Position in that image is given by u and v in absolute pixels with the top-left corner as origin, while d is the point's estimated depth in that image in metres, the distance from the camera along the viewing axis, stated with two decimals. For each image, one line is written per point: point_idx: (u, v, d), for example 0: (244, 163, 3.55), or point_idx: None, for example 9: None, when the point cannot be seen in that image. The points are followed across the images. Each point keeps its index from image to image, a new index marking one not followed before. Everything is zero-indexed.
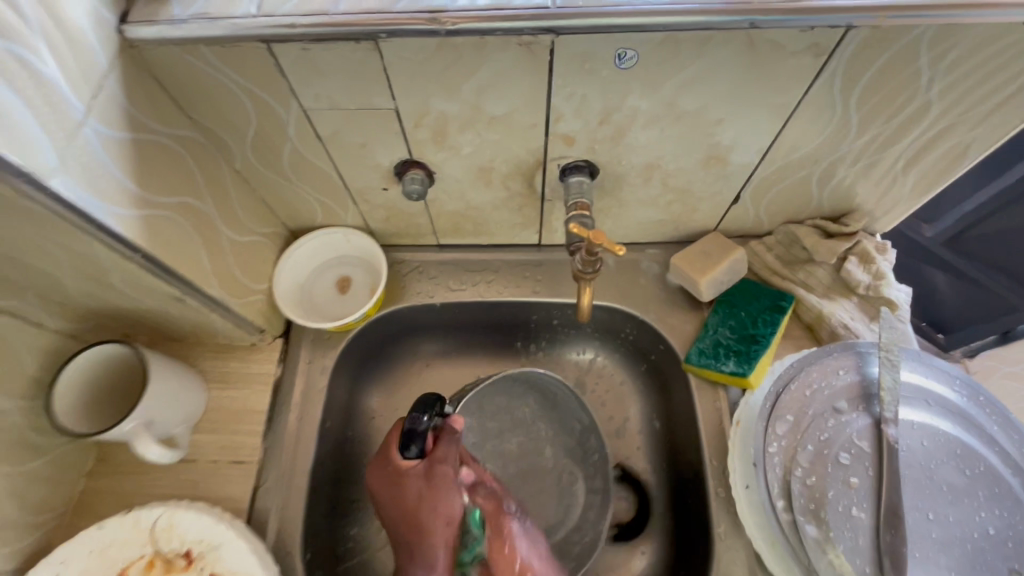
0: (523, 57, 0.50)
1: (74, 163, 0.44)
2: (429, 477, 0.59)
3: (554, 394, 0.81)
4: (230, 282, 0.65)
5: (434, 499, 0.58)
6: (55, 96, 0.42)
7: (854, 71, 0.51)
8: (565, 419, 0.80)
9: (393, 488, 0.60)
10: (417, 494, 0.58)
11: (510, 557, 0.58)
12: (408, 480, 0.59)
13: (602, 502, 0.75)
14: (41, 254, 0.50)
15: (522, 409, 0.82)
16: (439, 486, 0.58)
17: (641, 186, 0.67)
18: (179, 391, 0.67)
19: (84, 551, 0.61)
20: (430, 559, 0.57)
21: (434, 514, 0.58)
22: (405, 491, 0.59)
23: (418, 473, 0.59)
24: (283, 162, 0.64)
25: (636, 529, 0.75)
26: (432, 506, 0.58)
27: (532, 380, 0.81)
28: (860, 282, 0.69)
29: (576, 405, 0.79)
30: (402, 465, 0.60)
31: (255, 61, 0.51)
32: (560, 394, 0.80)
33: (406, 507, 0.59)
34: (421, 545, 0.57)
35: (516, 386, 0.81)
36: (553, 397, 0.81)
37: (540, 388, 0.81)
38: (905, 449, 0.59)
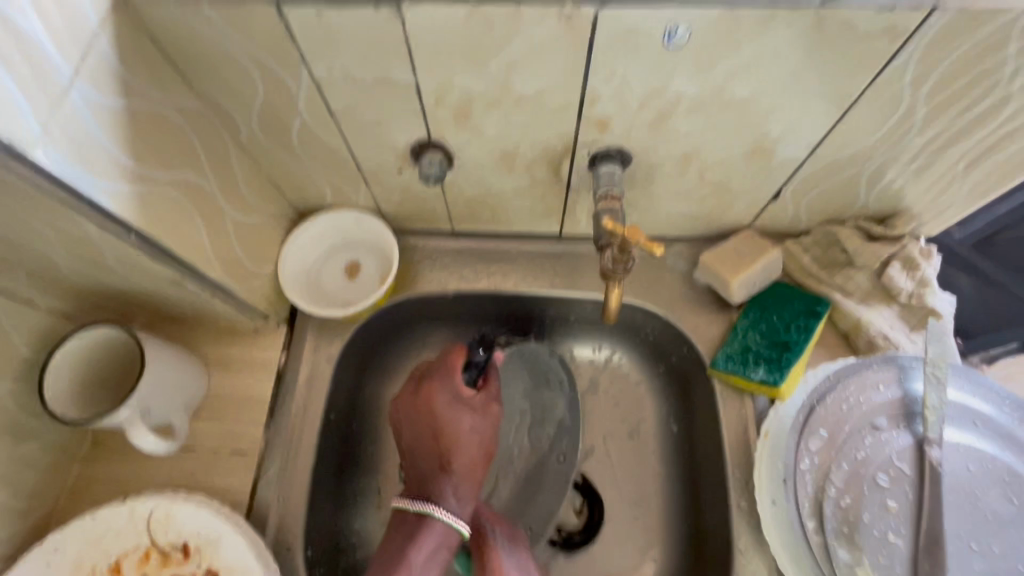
0: (560, 31, 0.45)
1: (61, 132, 0.40)
2: (483, 411, 0.65)
3: (549, 373, 0.79)
4: (232, 265, 0.61)
5: (482, 432, 0.64)
6: (38, 56, 0.38)
7: (928, 60, 0.46)
8: (546, 404, 0.79)
9: (445, 414, 0.63)
10: (470, 425, 0.64)
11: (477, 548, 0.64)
12: (465, 410, 0.64)
13: (554, 497, 0.74)
14: (26, 229, 0.47)
15: (512, 381, 0.79)
16: (489, 421, 0.65)
17: (675, 178, 0.62)
18: (177, 377, 0.63)
19: (78, 539, 0.59)
20: (464, 482, 0.63)
21: (478, 445, 0.64)
22: (458, 420, 0.63)
23: (472, 404, 0.64)
24: (292, 137, 0.59)
25: (580, 542, 0.72)
26: (479, 438, 0.64)
27: (534, 358, 0.80)
28: (902, 289, 0.64)
29: (564, 400, 0.79)
30: (461, 393, 0.64)
31: (264, 25, 0.45)
32: (556, 373, 0.79)
33: (455, 434, 0.63)
34: (459, 469, 0.63)
35: (518, 364, 0.79)
36: (546, 376, 0.79)
37: (538, 371, 0.80)
38: (949, 472, 0.57)
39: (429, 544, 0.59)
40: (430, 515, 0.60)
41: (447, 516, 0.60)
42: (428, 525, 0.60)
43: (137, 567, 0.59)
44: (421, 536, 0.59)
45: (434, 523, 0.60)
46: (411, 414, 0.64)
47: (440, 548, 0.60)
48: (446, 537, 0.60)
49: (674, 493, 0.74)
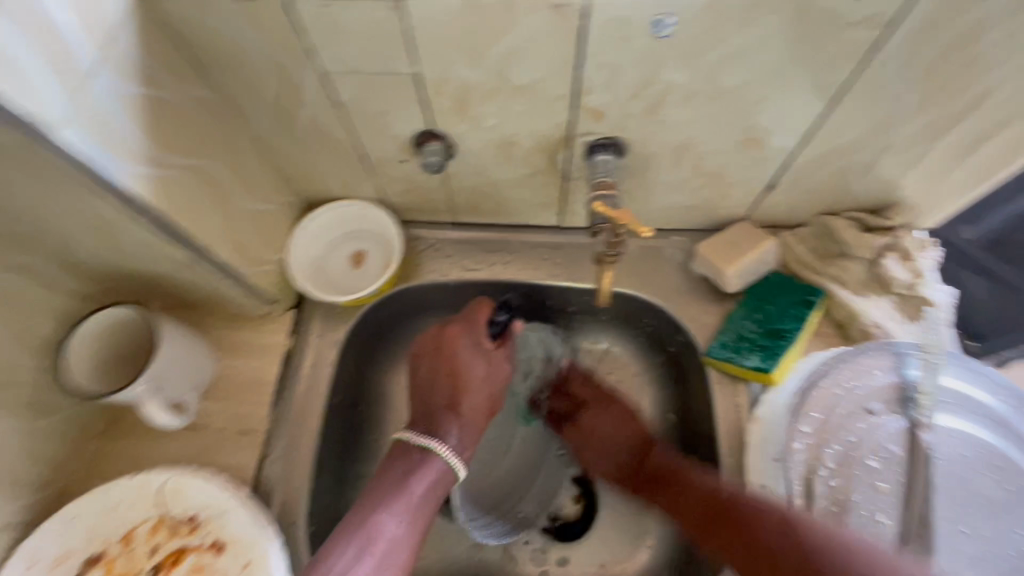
0: (553, 22, 0.47)
1: (86, 117, 0.43)
2: (497, 365, 0.68)
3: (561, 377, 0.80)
4: (242, 250, 0.64)
5: (491, 384, 0.67)
6: (67, 47, 0.41)
7: (913, 47, 0.47)
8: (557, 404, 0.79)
9: (463, 358, 0.66)
10: (483, 374, 0.67)
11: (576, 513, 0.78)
12: (482, 360, 0.67)
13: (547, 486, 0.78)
14: (50, 209, 0.49)
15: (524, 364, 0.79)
16: (500, 375, 0.68)
17: (670, 168, 0.64)
18: (189, 357, 0.66)
19: (93, 510, 0.62)
20: (469, 427, 0.66)
21: (487, 395, 0.67)
22: (473, 366, 0.66)
23: (489, 356, 0.67)
24: (300, 128, 0.62)
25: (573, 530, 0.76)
26: (489, 388, 0.67)
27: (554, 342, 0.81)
28: (898, 280, 0.65)
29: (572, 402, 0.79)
30: (482, 343, 0.67)
31: (273, 17, 0.48)
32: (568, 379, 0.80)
33: (470, 379, 0.66)
34: (467, 413, 0.66)
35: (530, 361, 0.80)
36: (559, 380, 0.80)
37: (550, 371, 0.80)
38: (941, 456, 0.58)
39: (429, 478, 0.62)
40: (434, 451, 0.63)
41: (448, 454, 0.64)
42: (430, 459, 0.63)
43: (148, 538, 0.61)
44: (424, 468, 0.62)
45: (434, 459, 0.63)
46: (432, 353, 0.67)
47: (437, 486, 0.62)
48: (443, 475, 0.63)
49: None
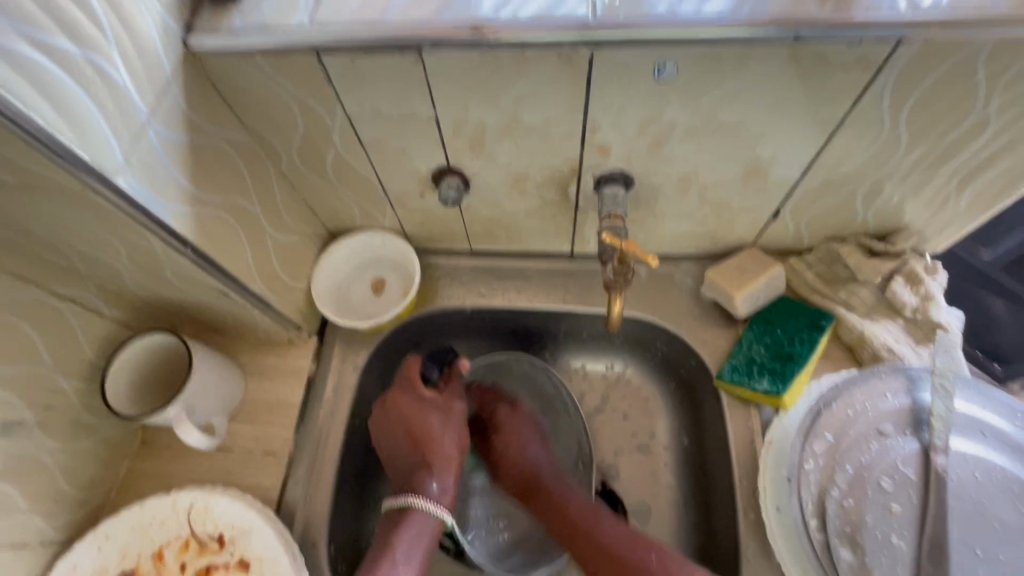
0: (562, 69, 0.51)
1: (139, 164, 0.47)
2: (448, 409, 0.71)
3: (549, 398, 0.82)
4: (271, 278, 0.68)
5: (451, 428, 0.71)
6: (126, 102, 0.45)
7: (905, 85, 0.50)
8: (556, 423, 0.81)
9: (415, 415, 0.69)
10: (439, 422, 0.70)
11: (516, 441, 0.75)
12: (431, 411, 0.70)
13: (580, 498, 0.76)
14: (102, 245, 0.54)
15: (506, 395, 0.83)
16: (455, 416, 0.71)
17: (677, 199, 0.67)
18: (220, 381, 0.69)
19: (126, 528, 0.64)
20: (443, 474, 0.68)
21: (451, 438, 0.70)
22: (428, 419, 0.69)
23: (438, 404, 0.71)
24: (327, 166, 0.66)
25: None
26: (450, 431, 0.71)
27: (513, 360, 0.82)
28: (906, 304, 0.66)
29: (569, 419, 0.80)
30: (425, 394, 0.71)
31: (306, 69, 0.53)
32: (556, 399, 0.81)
33: (430, 432, 0.69)
34: (439, 462, 0.69)
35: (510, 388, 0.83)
36: (548, 401, 0.82)
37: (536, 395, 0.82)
38: (956, 480, 0.57)
39: (411, 532, 0.64)
40: (413, 506, 0.65)
41: (429, 505, 0.66)
42: (411, 515, 0.65)
43: (177, 555, 0.64)
44: (405, 524, 0.64)
45: (417, 512, 0.65)
46: (385, 423, 0.71)
47: (423, 534, 0.64)
48: (426, 525, 0.65)
49: (685, 504, 0.75)
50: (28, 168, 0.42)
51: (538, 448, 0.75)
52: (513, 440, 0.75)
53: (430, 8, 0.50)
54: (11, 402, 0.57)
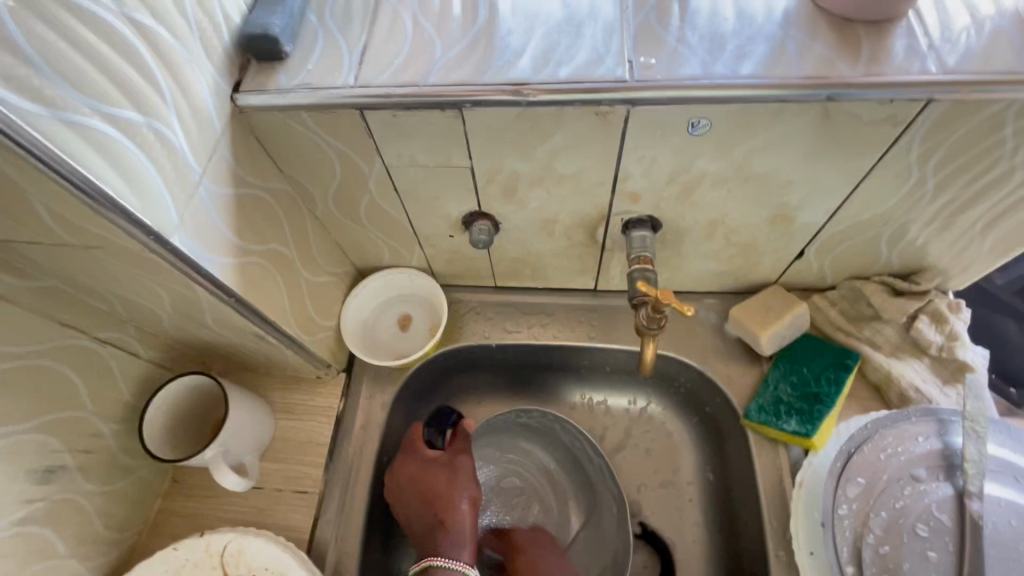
0: (598, 124, 0.52)
1: (191, 220, 0.49)
2: (454, 464, 0.73)
3: (572, 450, 0.81)
4: (304, 320, 0.69)
5: (460, 482, 0.72)
6: (182, 163, 0.47)
7: (933, 139, 0.51)
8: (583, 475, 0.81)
9: (422, 476, 0.72)
10: (445, 478, 0.71)
11: (535, 557, 0.73)
12: (436, 469, 0.72)
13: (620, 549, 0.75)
14: (148, 295, 0.56)
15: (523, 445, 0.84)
16: (462, 471, 0.73)
17: (703, 241, 0.68)
18: (253, 421, 0.70)
19: (160, 570, 0.65)
20: (459, 530, 0.69)
21: (461, 493, 0.71)
22: (433, 478, 0.71)
23: (442, 462, 0.73)
24: (360, 210, 0.68)
25: None
26: (461, 486, 0.72)
27: (525, 414, 0.81)
28: (932, 343, 0.67)
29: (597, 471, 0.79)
30: (430, 454, 0.73)
31: (348, 124, 0.55)
32: (580, 451, 0.80)
33: (438, 489, 0.71)
34: (450, 517, 0.69)
35: (523, 435, 0.84)
36: (571, 452, 0.81)
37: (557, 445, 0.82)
38: (992, 526, 0.57)
39: None
40: (431, 566, 0.66)
41: (448, 562, 0.66)
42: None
43: None
44: None
45: (438, 573, 0.65)
46: (398, 489, 0.73)
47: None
48: None
49: (712, 542, 0.75)
50: (90, 229, 0.44)
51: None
52: (536, 566, 0.72)
53: (470, 67, 0.52)
54: (53, 447, 0.58)
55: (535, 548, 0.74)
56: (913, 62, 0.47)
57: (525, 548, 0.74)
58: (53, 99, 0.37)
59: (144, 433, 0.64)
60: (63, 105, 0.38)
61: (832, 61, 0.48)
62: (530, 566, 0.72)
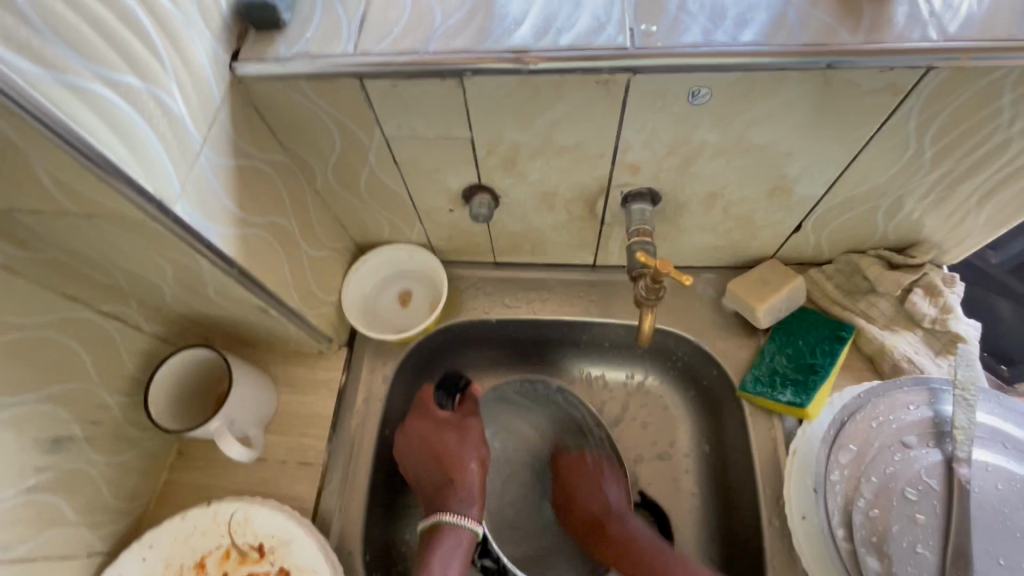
0: (599, 94, 0.52)
1: (192, 190, 0.49)
2: (464, 425, 0.75)
3: (577, 421, 0.83)
4: (306, 293, 0.70)
5: (471, 443, 0.74)
6: (182, 131, 0.47)
7: (932, 108, 0.51)
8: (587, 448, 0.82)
9: (433, 435, 0.73)
10: (456, 439, 0.74)
11: (596, 472, 0.78)
12: (447, 430, 0.74)
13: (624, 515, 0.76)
14: (150, 266, 0.56)
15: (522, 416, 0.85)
16: (472, 432, 0.75)
17: (702, 214, 0.68)
18: (256, 393, 0.71)
19: (168, 538, 0.66)
20: (469, 488, 0.71)
21: (471, 453, 0.74)
22: (445, 438, 0.73)
23: (453, 423, 0.75)
24: (361, 184, 0.68)
25: None
26: (471, 445, 0.74)
27: (530, 383, 0.85)
28: (925, 315, 0.68)
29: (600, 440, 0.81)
30: (441, 416, 0.75)
31: (348, 94, 0.54)
32: (585, 420, 0.82)
33: (449, 449, 0.73)
34: (461, 476, 0.72)
35: (523, 407, 0.85)
36: (576, 424, 0.83)
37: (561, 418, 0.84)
38: (978, 490, 0.59)
39: (446, 546, 0.66)
40: (442, 523, 0.68)
41: (460, 519, 0.68)
42: (441, 532, 0.67)
43: (219, 564, 0.66)
44: (439, 540, 0.67)
45: (448, 527, 0.68)
46: (406, 449, 0.74)
47: (459, 545, 0.67)
48: (461, 537, 0.67)
49: (708, 509, 0.77)
50: (93, 197, 0.44)
51: (613, 489, 0.76)
52: (593, 480, 0.77)
53: (471, 35, 0.51)
54: (60, 417, 0.59)
55: (592, 465, 0.78)
56: (914, 29, 0.47)
57: (585, 467, 0.78)
58: (54, 61, 0.37)
59: (151, 408, 0.65)
60: (64, 68, 0.38)
61: (833, 28, 0.48)
62: (581, 484, 0.77)
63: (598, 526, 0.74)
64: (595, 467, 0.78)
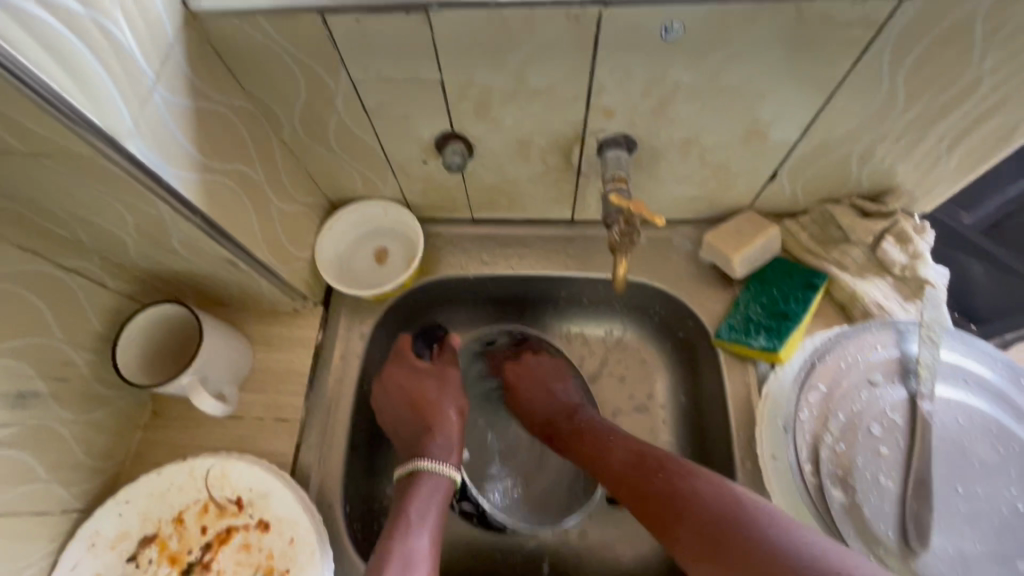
0: (570, 29, 0.51)
1: (146, 127, 0.47)
2: (443, 374, 0.77)
3: None
4: (277, 248, 0.68)
5: (449, 392, 0.75)
6: (132, 65, 0.45)
7: (905, 44, 0.51)
8: None
9: (412, 382, 0.74)
10: (436, 388, 0.75)
11: (534, 371, 0.82)
12: (426, 378, 0.75)
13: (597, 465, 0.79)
14: (108, 215, 0.54)
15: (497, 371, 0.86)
16: (450, 380, 0.77)
17: (678, 162, 0.68)
18: (229, 350, 0.70)
19: (146, 493, 0.66)
20: (447, 434, 0.72)
21: (450, 403, 0.75)
22: (424, 385, 0.74)
23: (431, 371, 0.76)
24: (330, 134, 0.66)
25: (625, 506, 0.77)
26: (448, 393, 0.75)
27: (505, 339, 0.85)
28: (895, 262, 0.69)
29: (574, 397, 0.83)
30: (420, 364, 0.76)
31: (309, 31, 0.52)
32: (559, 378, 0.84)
33: (428, 397, 0.74)
34: (440, 423, 0.72)
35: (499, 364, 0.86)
36: None
37: None
38: (940, 424, 0.61)
39: (421, 494, 0.66)
40: (421, 467, 0.68)
41: (435, 465, 0.69)
42: (419, 477, 0.67)
43: (197, 519, 0.66)
44: (415, 487, 0.66)
45: (426, 474, 0.68)
46: (383, 397, 0.75)
47: (437, 492, 0.67)
48: (437, 483, 0.68)
49: (683, 457, 0.79)
50: (38, 132, 0.42)
51: (556, 388, 0.80)
52: (527, 375, 0.81)
53: None
54: (24, 373, 0.58)
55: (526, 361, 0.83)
56: None
57: (525, 364, 0.82)
58: None
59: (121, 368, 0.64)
60: None
61: None
62: (528, 385, 0.81)
63: (547, 424, 0.77)
64: (532, 364, 0.82)
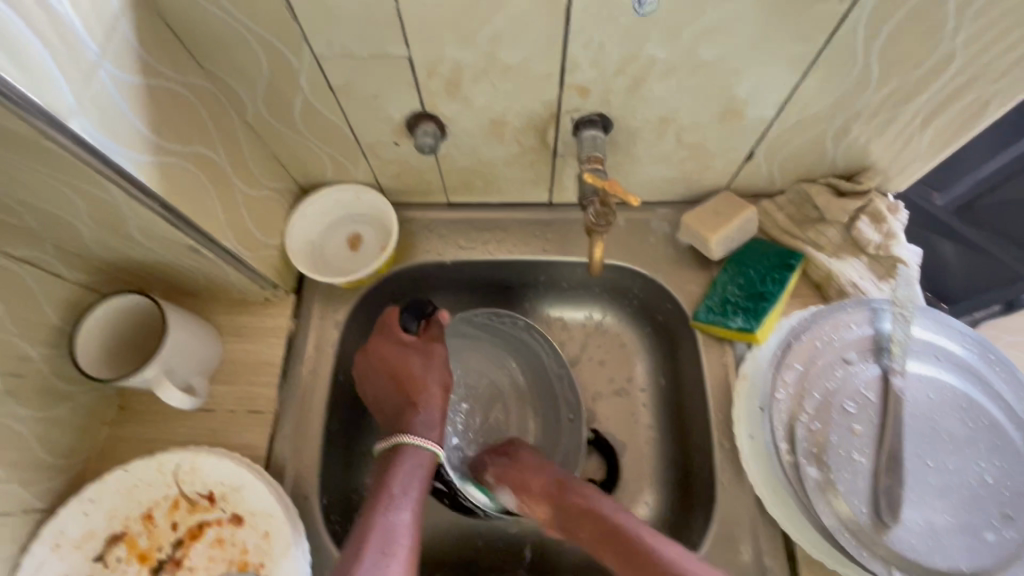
0: (541, 2, 0.49)
1: (91, 105, 0.44)
2: (428, 349, 0.73)
3: (539, 357, 0.82)
4: (243, 235, 0.66)
5: (434, 368, 0.72)
6: (72, 37, 0.42)
7: (879, 18, 0.51)
8: (547, 384, 0.82)
9: (396, 355, 0.71)
10: (420, 364, 0.72)
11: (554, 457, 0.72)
12: (410, 353, 0.72)
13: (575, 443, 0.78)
14: (57, 200, 0.51)
15: (484, 346, 0.85)
16: (436, 356, 0.73)
17: (654, 142, 0.67)
18: (196, 341, 0.68)
19: (112, 491, 0.64)
20: (430, 410, 0.70)
21: (435, 378, 0.72)
22: (408, 360, 0.71)
23: (416, 346, 0.73)
24: (295, 115, 0.63)
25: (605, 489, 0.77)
26: (432, 369, 0.72)
27: (497, 317, 0.82)
28: (869, 241, 0.68)
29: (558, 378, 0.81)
30: (405, 339, 0.72)
31: (267, 4, 0.49)
32: (545, 358, 0.81)
33: (411, 373, 0.71)
34: (425, 398, 0.71)
35: (488, 340, 0.84)
36: (538, 360, 0.82)
37: (524, 352, 0.83)
38: (911, 400, 0.62)
39: (401, 471, 0.65)
40: (404, 443, 0.67)
41: (419, 441, 0.67)
42: (400, 452, 0.66)
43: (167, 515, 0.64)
44: (395, 464, 0.65)
45: (408, 449, 0.66)
46: (366, 369, 0.72)
47: (420, 467, 0.66)
48: (420, 459, 0.66)
49: (663, 439, 0.79)
50: None
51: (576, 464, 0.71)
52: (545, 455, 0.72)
53: None
54: None
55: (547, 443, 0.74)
56: None
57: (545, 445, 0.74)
58: None
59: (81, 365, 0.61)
60: None
61: None
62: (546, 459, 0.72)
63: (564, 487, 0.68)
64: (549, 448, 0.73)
